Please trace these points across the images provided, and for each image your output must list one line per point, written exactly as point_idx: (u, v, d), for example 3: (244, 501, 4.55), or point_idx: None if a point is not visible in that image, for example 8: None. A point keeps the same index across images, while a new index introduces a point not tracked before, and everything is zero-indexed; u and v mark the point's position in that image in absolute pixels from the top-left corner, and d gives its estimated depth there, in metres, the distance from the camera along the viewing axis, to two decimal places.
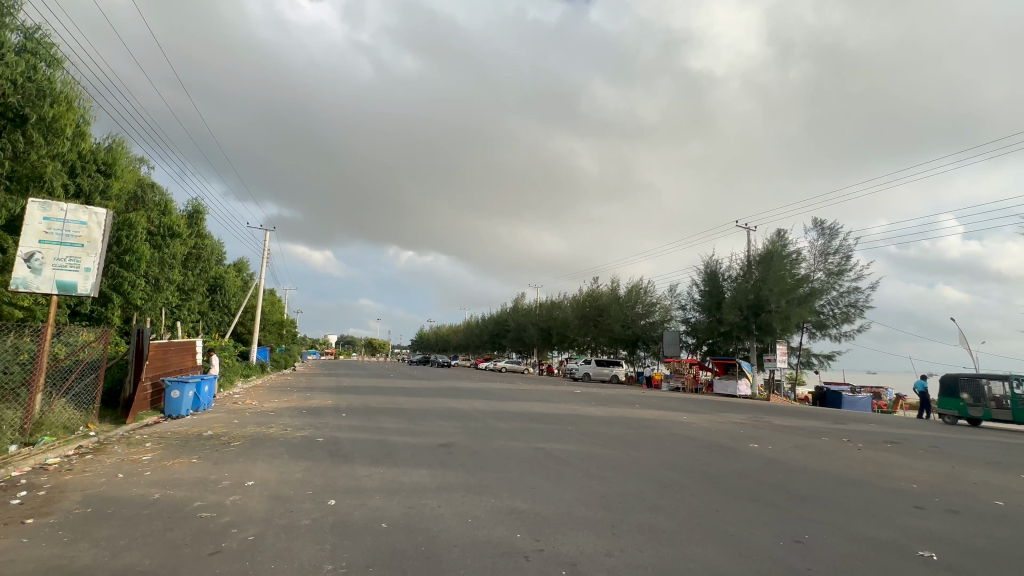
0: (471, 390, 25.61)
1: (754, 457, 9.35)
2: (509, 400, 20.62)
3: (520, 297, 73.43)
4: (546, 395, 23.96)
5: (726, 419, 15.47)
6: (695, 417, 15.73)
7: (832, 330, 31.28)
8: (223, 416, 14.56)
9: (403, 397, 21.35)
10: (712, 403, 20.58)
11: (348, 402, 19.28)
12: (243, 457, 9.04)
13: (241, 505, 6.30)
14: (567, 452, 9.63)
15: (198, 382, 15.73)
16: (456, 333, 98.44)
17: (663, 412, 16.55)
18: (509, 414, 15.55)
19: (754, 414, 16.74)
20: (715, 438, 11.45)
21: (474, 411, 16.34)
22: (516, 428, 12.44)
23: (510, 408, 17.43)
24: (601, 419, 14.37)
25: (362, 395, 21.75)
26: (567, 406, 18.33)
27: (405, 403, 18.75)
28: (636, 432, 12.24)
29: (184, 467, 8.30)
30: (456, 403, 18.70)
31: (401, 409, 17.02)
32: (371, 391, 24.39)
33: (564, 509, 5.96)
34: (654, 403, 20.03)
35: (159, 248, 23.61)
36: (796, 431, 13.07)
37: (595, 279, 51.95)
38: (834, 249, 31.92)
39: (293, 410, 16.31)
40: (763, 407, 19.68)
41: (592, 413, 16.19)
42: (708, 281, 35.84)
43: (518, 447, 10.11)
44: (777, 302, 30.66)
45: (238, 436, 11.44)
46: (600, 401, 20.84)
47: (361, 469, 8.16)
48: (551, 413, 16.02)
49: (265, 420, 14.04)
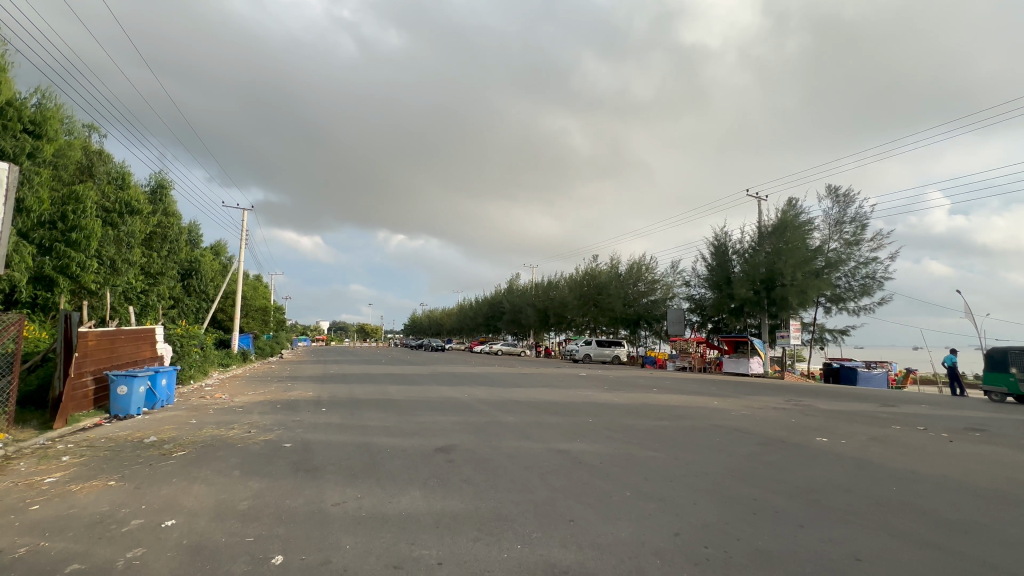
0: (469, 375, 23.59)
1: (837, 457, 7.40)
2: (513, 386, 18.68)
3: (514, 278, 71.31)
4: (551, 380, 22.04)
5: (764, 404, 13.50)
6: (727, 402, 13.79)
7: (849, 304, 29.53)
8: (180, 415, 12.38)
9: (394, 385, 19.26)
10: (734, 386, 18.70)
11: (332, 393, 17.15)
12: (178, 478, 6.87)
13: (142, 566, 4.17)
14: (599, 455, 7.59)
15: (151, 376, 13.51)
16: (449, 315, 96.33)
17: (689, 398, 14.57)
18: (516, 404, 13.55)
19: (789, 397, 14.84)
20: (770, 431, 9.46)
21: (475, 401, 14.27)
22: (527, 423, 10.33)
23: (515, 396, 15.39)
24: (623, 408, 12.36)
25: (348, 385, 19.59)
26: (579, 392, 16.33)
27: (396, 393, 16.66)
28: (671, 425, 10.22)
29: (90, 496, 6.12)
30: (453, 391, 16.67)
31: (391, 400, 14.90)
32: (359, 380, 22.25)
33: (631, 567, 3.92)
34: (672, 387, 18.07)
35: (114, 226, 21.01)
36: (854, 418, 11.15)
37: (593, 257, 49.93)
38: (849, 218, 29.92)
39: (266, 404, 14.16)
40: (792, 388, 17.85)
41: (610, 400, 14.15)
42: (715, 255, 33.96)
43: (535, 450, 8.07)
44: (791, 275, 28.82)
45: (186, 442, 9.27)
46: (612, 385, 18.87)
47: (331, 492, 6.04)
48: (563, 402, 13.94)
49: (229, 419, 11.90)
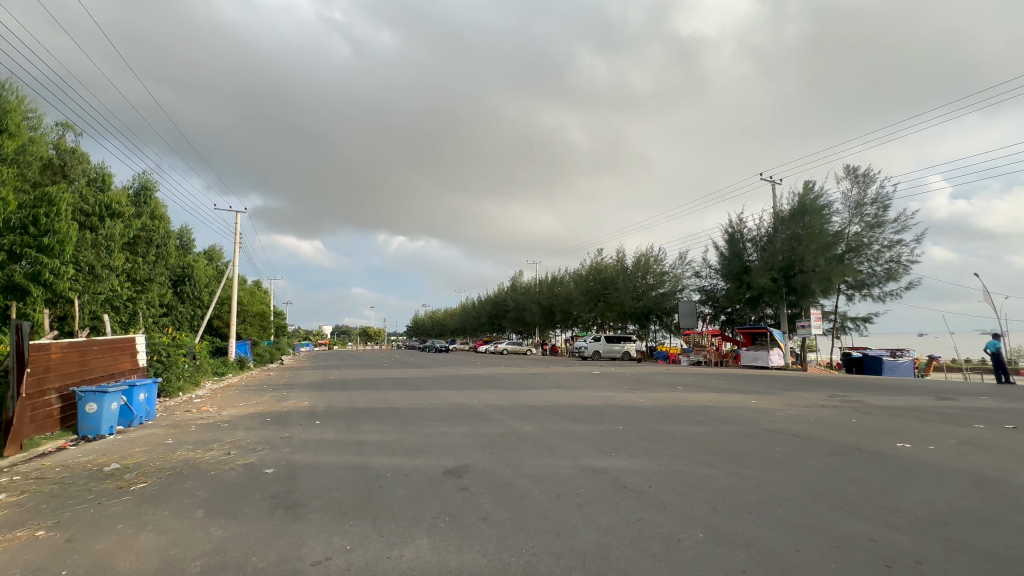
0: (476, 377, 22.24)
1: (941, 471, 5.99)
2: (525, 388, 17.31)
3: (516, 275, 70.08)
4: (564, 380, 20.66)
5: (808, 401, 12.09)
6: (766, 400, 12.39)
7: (873, 290, 28.11)
8: (156, 434, 11.02)
9: (396, 391, 17.91)
10: (763, 381, 17.31)
11: (329, 402, 15.78)
12: (124, 524, 5.46)
13: None
14: (646, 475, 6.20)
15: (125, 390, 12.16)
16: (453, 315, 95.00)
17: (723, 398, 13.14)
18: (532, 409, 12.14)
19: (831, 393, 13.43)
20: (837, 436, 8.05)
21: (486, 407, 12.89)
22: (549, 435, 8.94)
23: (529, 400, 14.01)
24: (653, 411, 10.97)
25: (348, 392, 18.25)
26: (597, 393, 14.96)
27: (398, 400, 15.30)
28: (716, 431, 8.82)
29: (3, 556, 4.73)
30: (460, 396, 15.30)
31: (392, 409, 13.55)
32: (359, 386, 20.91)
33: None
34: (697, 385, 16.67)
35: (92, 229, 19.72)
36: (921, 415, 9.76)
37: (598, 251, 48.53)
38: (870, 200, 28.41)
39: (255, 417, 12.80)
40: (827, 382, 16.46)
41: (635, 402, 12.77)
42: (729, 244, 32.66)
43: (566, 468, 6.68)
44: (812, 261, 27.56)
45: (152, 469, 7.89)
46: (631, 384, 17.52)
47: (313, 543, 4.66)
48: (583, 406, 12.54)
49: (210, 437, 10.53)
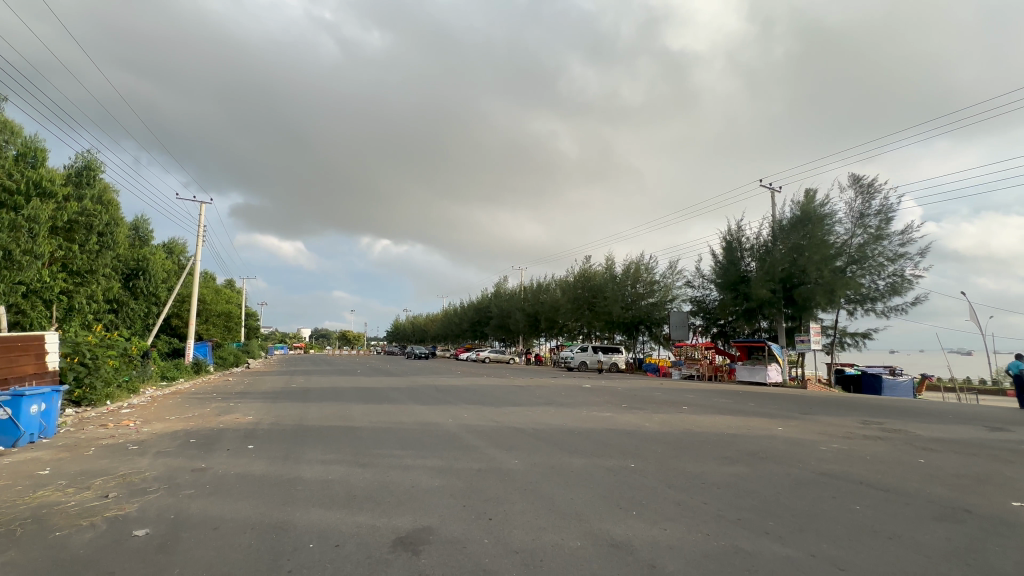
0: (454, 389, 20.04)
1: None
2: (509, 403, 15.19)
3: (501, 282, 68.14)
4: (552, 394, 18.59)
5: (844, 430, 10.23)
6: (794, 428, 10.48)
7: (875, 305, 26.75)
8: (35, 461, 8.57)
9: (360, 404, 15.59)
10: (775, 402, 15.51)
11: (279, 416, 13.42)
12: None
13: None
14: (695, 560, 4.15)
15: (10, 400, 9.72)
16: (434, 322, 92.15)
17: (741, 423, 11.19)
18: (520, 434, 10.02)
19: (861, 418, 11.62)
20: (921, 487, 6.12)
21: (462, 430, 10.69)
22: (543, 477, 6.83)
23: (513, 420, 11.87)
24: (667, 442, 8.94)
25: (304, 404, 15.88)
26: (592, 412, 12.92)
27: (359, 416, 13.02)
28: (757, 472, 6.85)
29: None
30: (432, 413, 13.08)
31: (349, 429, 11.27)
32: (321, 396, 18.52)
33: None
34: (701, 404, 14.77)
35: (14, 209, 17.07)
36: (998, 454, 7.92)
37: (586, 258, 46.91)
38: (874, 210, 27.20)
39: (177, 437, 10.41)
40: (846, 404, 14.72)
41: (639, 427, 10.75)
42: (726, 252, 31.80)
43: (572, 541, 4.59)
44: (815, 273, 26.40)
45: None
46: (627, 401, 15.54)
47: None
48: (579, 430, 10.46)
49: (102, 466, 8.10)
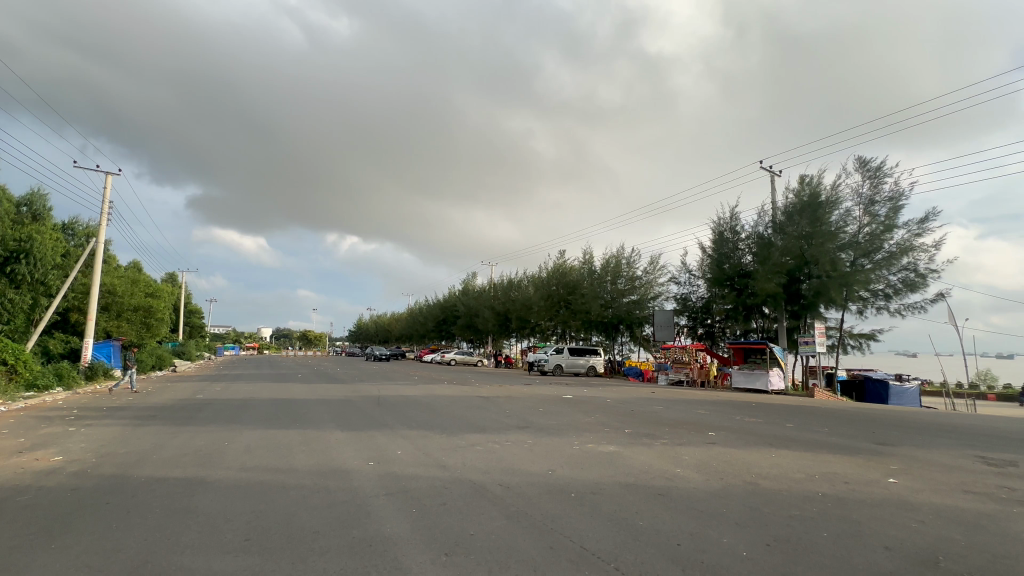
0: (399, 403, 15.57)
1: None
2: (467, 428, 10.87)
3: (469, 279, 63.84)
4: (527, 410, 14.37)
5: (994, 483, 6.46)
6: (912, 479, 6.61)
7: (888, 302, 23.85)
8: None
9: (255, 429, 10.91)
10: (816, 424, 11.78)
11: (107, 455, 8.64)
12: None
13: None
14: None
15: None
16: (398, 322, 86.95)
17: (821, 467, 7.26)
18: (477, 502, 5.72)
19: (981, 457, 7.89)
20: None
21: (381, 489, 6.34)
22: None
23: (468, 464, 7.59)
24: (746, 527, 4.89)
25: (174, 430, 11.09)
26: (589, 446, 8.76)
27: (233, 455, 8.42)
28: None
29: None
30: (348, 449, 8.61)
31: (193, 485, 6.69)
32: (216, 414, 13.68)
33: None
34: (728, 428, 10.88)
35: None
36: None
37: (560, 252, 43.20)
38: (884, 195, 24.33)
39: None
40: (914, 427, 11.11)
41: (674, 479, 6.69)
42: (719, 243, 28.59)
43: None
44: (823, 265, 23.42)
45: None
46: (628, 424, 11.46)
47: None
48: (578, 489, 6.28)
49: None
